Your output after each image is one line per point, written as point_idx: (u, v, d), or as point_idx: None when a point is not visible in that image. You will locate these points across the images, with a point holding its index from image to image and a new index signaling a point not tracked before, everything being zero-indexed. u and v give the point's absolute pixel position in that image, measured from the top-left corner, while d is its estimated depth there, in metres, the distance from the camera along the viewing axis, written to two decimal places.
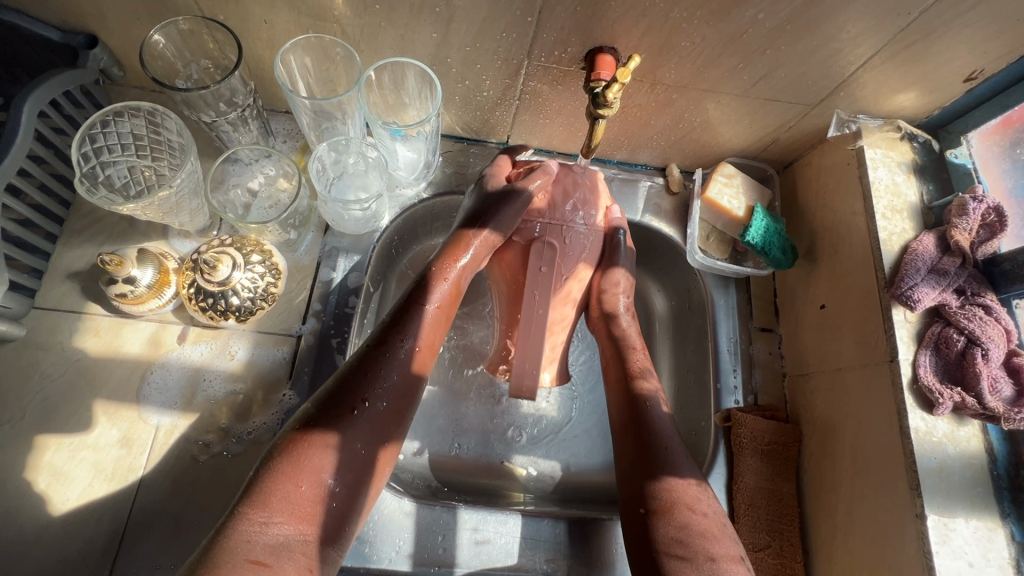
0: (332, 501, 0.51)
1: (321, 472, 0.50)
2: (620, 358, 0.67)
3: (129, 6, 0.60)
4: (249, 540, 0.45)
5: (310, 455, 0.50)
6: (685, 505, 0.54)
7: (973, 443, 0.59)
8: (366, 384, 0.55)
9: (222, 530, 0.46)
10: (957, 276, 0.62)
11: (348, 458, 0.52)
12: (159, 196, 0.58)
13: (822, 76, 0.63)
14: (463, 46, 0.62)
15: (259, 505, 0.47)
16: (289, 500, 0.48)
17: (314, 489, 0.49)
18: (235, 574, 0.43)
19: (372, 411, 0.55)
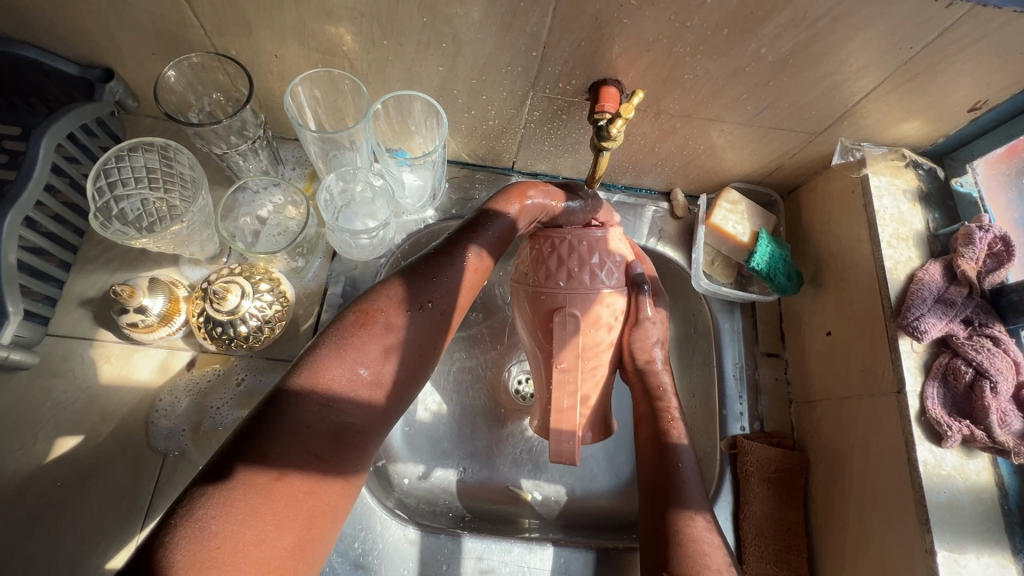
0: (386, 393, 0.47)
1: (379, 361, 0.46)
2: (652, 417, 0.63)
3: (145, 43, 0.61)
4: (305, 425, 0.42)
5: (362, 350, 0.46)
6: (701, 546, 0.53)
7: (983, 476, 0.58)
8: (427, 288, 0.50)
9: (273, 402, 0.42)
10: (964, 307, 0.61)
11: (406, 343, 0.48)
12: (172, 229, 0.59)
13: (826, 106, 0.63)
14: (469, 79, 0.63)
15: (318, 392, 0.43)
16: (347, 399, 0.44)
17: (373, 376, 0.46)
18: (293, 460, 0.40)
19: (429, 313, 0.50)
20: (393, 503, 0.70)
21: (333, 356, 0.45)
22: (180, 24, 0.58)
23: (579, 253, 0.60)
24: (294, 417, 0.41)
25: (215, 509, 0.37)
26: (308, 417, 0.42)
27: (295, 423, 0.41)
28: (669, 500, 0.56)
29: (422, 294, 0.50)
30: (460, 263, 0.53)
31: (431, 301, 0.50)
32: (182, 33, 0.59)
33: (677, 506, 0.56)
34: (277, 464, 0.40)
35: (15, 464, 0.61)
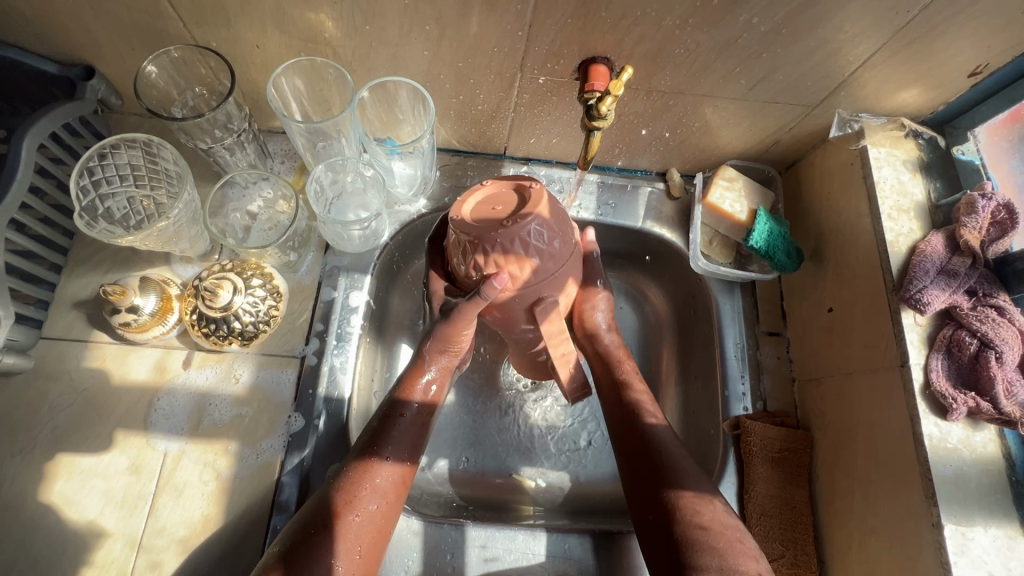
0: (387, 485, 0.54)
1: (366, 503, 0.53)
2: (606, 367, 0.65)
3: (123, 37, 0.60)
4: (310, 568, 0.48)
5: (345, 500, 0.52)
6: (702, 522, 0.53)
7: (990, 448, 0.57)
8: (413, 389, 0.59)
9: (307, 516, 0.52)
10: (968, 277, 0.60)
11: (398, 448, 0.56)
12: (158, 226, 0.58)
13: (821, 77, 0.61)
14: (455, 63, 0.61)
15: (319, 540, 0.49)
16: (343, 539, 0.50)
17: (376, 486, 0.54)
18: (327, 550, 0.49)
19: (388, 471, 0.55)
20: None
21: (328, 508, 0.52)
22: (157, 16, 0.57)
23: (527, 250, 0.54)
24: (302, 561, 0.48)
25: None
26: (313, 563, 0.48)
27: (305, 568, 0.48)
28: (659, 474, 0.56)
29: (387, 442, 0.56)
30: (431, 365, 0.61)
31: (391, 451, 0.56)
32: (159, 26, 0.58)
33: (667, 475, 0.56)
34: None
35: (15, 468, 0.61)
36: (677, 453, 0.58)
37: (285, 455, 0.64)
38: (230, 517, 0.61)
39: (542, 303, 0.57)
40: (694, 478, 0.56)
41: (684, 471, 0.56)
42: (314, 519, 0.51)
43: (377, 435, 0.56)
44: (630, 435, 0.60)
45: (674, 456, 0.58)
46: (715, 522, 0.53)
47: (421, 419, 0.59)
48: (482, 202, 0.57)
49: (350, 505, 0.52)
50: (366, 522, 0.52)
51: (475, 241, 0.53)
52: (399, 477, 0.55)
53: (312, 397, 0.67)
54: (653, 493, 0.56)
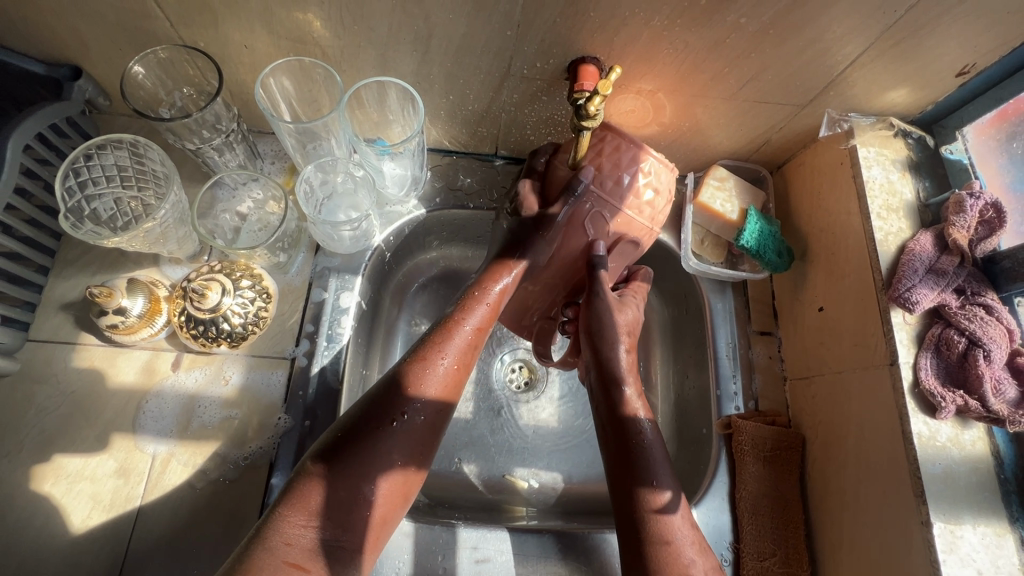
0: (422, 416, 0.53)
1: (417, 417, 0.53)
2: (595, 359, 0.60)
3: (110, 37, 0.60)
4: (368, 458, 0.50)
5: (400, 399, 0.53)
6: (665, 524, 0.51)
7: (978, 446, 0.57)
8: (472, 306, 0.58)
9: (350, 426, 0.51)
10: (956, 276, 0.61)
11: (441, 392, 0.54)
12: (144, 228, 0.58)
13: (810, 76, 0.62)
14: (445, 62, 0.61)
15: (376, 433, 0.51)
16: (400, 437, 0.51)
17: (423, 417, 0.53)
18: (362, 468, 0.49)
19: (432, 397, 0.54)
20: None
21: (381, 413, 0.52)
22: (144, 15, 0.56)
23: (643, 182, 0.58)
24: (364, 450, 0.50)
25: (308, 530, 0.47)
26: (364, 463, 0.50)
27: (362, 457, 0.50)
28: (633, 472, 0.53)
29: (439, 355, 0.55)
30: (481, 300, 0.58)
31: (444, 357, 0.55)
32: (146, 25, 0.58)
33: (640, 480, 0.53)
34: (345, 495, 0.48)
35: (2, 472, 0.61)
36: (660, 455, 0.55)
37: (275, 456, 0.64)
38: (220, 518, 0.61)
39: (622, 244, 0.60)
40: (672, 484, 0.53)
41: (658, 470, 0.53)
42: (377, 412, 0.52)
43: (426, 353, 0.55)
44: (619, 426, 0.56)
45: (655, 465, 0.54)
46: (678, 525, 0.51)
47: (440, 399, 0.54)
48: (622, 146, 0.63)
49: (402, 406, 0.52)
50: (418, 426, 0.52)
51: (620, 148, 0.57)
52: (434, 415, 0.54)
53: (302, 399, 0.66)
54: (624, 488, 0.53)
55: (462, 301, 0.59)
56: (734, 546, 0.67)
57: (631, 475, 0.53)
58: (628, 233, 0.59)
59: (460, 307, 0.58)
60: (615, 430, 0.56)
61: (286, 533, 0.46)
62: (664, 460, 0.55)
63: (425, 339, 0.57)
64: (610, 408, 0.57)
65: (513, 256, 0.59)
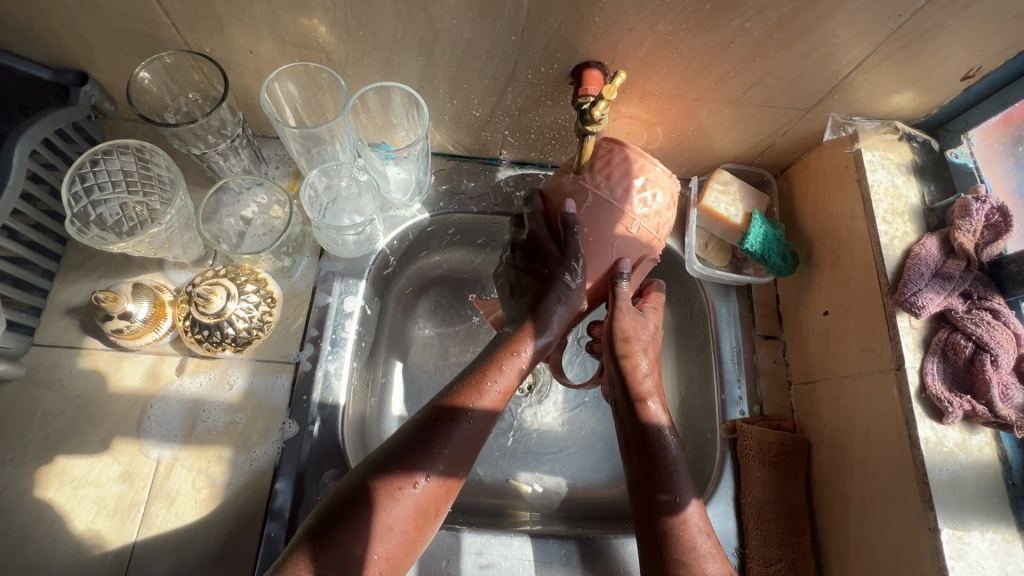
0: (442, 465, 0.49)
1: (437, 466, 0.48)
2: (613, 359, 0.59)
3: (117, 43, 0.60)
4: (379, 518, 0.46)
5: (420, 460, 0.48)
6: (687, 531, 0.50)
7: (986, 452, 0.57)
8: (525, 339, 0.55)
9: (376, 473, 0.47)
10: (962, 280, 0.60)
11: (470, 441, 0.50)
12: (149, 233, 0.58)
13: (815, 81, 0.62)
14: (449, 67, 0.61)
15: (399, 479, 0.47)
16: (415, 497, 0.47)
17: (445, 467, 0.49)
18: (380, 520, 0.46)
19: (453, 452, 0.49)
20: None
21: (405, 457, 0.48)
22: (150, 21, 0.56)
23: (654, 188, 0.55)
24: (376, 507, 0.46)
25: (308, 572, 0.43)
26: (382, 513, 0.46)
27: (371, 516, 0.46)
28: (652, 482, 0.52)
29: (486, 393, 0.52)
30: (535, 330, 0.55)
31: (493, 389, 0.52)
32: (152, 32, 0.58)
33: (660, 489, 0.52)
34: (356, 552, 0.44)
35: (6, 477, 0.61)
36: (679, 460, 0.54)
37: (279, 461, 0.64)
38: (224, 524, 0.61)
39: (643, 261, 0.59)
40: (689, 489, 0.52)
41: (677, 477, 0.52)
42: (406, 455, 0.48)
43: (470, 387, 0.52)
44: (638, 429, 0.55)
45: (674, 471, 0.53)
46: (694, 526, 0.51)
47: (481, 427, 0.52)
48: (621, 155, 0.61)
49: (430, 454, 0.48)
50: (430, 488, 0.48)
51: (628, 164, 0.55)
52: (450, 475, 0.49)
53: (306, 403, 0.66)
54: (643, 491, 0.53)
55: (494, 350, 0.54)
56: (739, 551, 0.67)
57: (651, 481, 0.52)
58: (648, 249, 0.58)
59: (489, 359, 0.54)
60: (634, 436, 0.55)
61: (292, 573, 0.43)
62: (684, 467, 0.54)
63: (454, 387, 0.53)
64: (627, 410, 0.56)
65: (540, 299, 0.56)
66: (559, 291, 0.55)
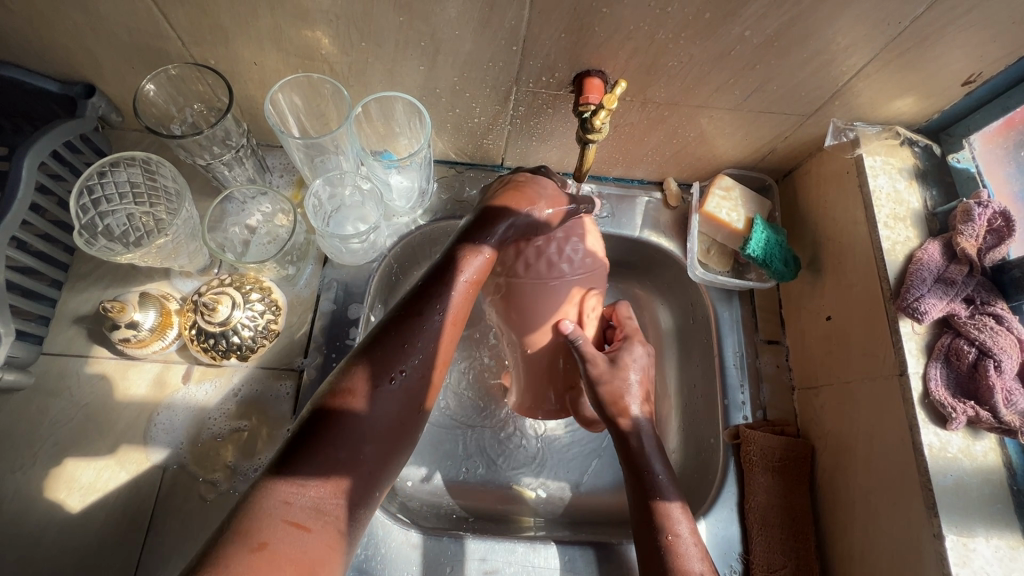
0: (410, 373, 0.49)
1: (408, 370, 0.49)
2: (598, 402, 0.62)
3: (124, 56, 0.61)
4: (341, 449, 0.44)
5: (372, 383, 0.47)
6: (670, 531, 0.55)
7: (990, 457, 0.57)
8: (473, 253, 0.53)
9: (343, 382, 0.47)
10: (965, 286, 0.60)
11: (434, 347, 0.50)
12: (156, 243, 0.59)
13: (816, 87, 0.62)
14: (451, 77, 0.62)
15: (372, 387, 0.47)
16: (394, 394, 0.48)
17: (415, 373, 0.49)
18: (357, 428, 0.45)
19: (409, 378, 0.49)
20: (395, 507, 0.69)
21: (372, 367, 0.47)
22: (157, 35, 0.57)
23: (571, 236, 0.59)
24: (337, 437, 0.45)
25: (306, 490, 0.42)
26: (360, 418, 0.46)
27: (354, 425, 0.45)
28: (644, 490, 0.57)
29: (437, 299, 0.51)
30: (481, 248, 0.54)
31: (443, 306, 0.51)
32: (159, 45, 0.59)
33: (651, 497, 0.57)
34: (342, 458, 0.44)
35: (16, 485, 0.62)
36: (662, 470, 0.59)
37: None
38: None
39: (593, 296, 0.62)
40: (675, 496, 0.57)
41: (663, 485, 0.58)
42: (372, 366, 0.47)
43: (423, 293, 0.51)
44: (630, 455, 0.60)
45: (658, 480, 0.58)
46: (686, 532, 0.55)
47: (443, 332, 0.51)
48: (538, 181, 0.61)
49: (401, 359, 0.48)
50: (386, 418, 0.47)
51: (554, 199, 0.58)
52: (405, 407, 0.48)
53: None
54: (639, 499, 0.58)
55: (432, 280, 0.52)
56: (744, 557, 0.66)
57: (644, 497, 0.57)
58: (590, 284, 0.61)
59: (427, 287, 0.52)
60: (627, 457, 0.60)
61: (283, 492, 0.42)
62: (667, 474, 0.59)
63: (417, 289, 0.52)
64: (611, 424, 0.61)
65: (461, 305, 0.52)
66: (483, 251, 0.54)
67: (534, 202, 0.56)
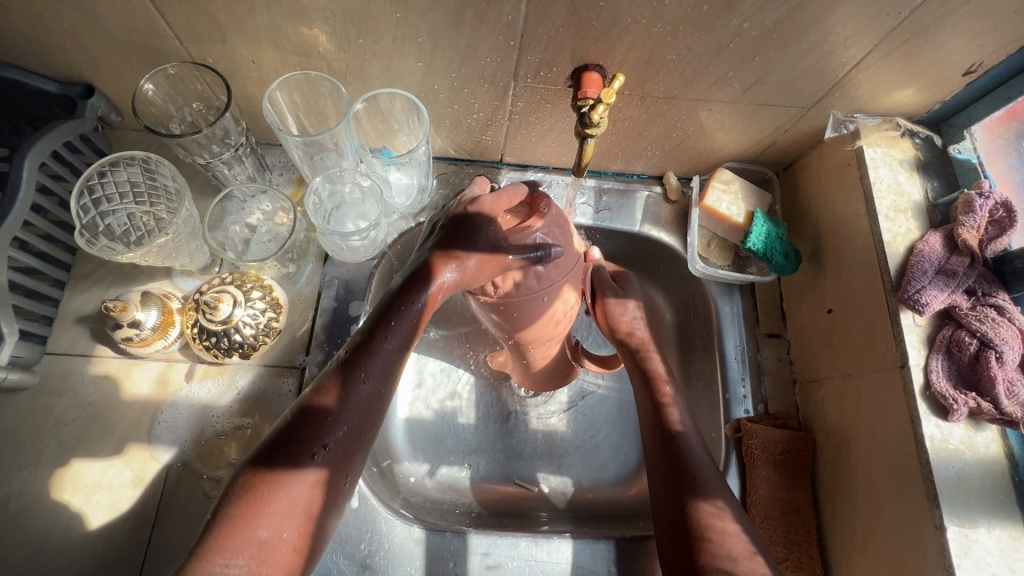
0: (342, 438, 0.44)
1: (339, 434, 0.43)
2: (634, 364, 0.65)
3: (122, 56, 0.61)
4: (279, 505, 0.40)
5: (314, 433, 0.43)
6: (721, 532, 0.50)
7: (992, 448, 0.57)
8: (417, 294, 0.46)
9: (264, 451, 0.42)
10: (966, 277, 0.60)
11: (367, 407, 0.45)
12: (157, 243, 0.59)
13: (815, 78, 0.61)
14: (449, 73, 0.62)
15: (294, 458, 0.41)
16: (320, 467, 0.42)
17: (344, 438, 0.44)
18: (280, 503, 0.40)
19: (338, 447, 0.43)
20: (398, 502, 0.70)
21: (298, 434, 0.42)
22: (155, 34, 0.57)
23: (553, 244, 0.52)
24: (275, 492, 0.41)
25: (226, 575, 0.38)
26: (281, 495, 0.41)
27: (273, 503, 0.40)
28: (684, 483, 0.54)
29: (376, 351, 0.45)
30: (430, 287, 0.46)
31: (390, 351, 0.46)
32: (157, 44, 0.59)
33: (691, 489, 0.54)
34: (264, 536, 0.40)
35: (22, 483, 0.62)
36: (705, 463, 0.56)
37: None
38: None
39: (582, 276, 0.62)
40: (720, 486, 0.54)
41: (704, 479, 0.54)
42: (298, 434, 0.42)
43: (364, 341, 0.45)
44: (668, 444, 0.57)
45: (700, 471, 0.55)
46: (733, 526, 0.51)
47: (382, 387, 0.45)
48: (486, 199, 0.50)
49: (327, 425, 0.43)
50: (313, 490, 0.42)
51: (492, 246, 0.48)
52: (335, 480, 0.43)
53: None
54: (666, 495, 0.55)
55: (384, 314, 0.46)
56: None
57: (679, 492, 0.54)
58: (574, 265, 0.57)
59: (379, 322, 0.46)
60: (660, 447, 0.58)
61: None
62: (712, 469, 0.56)
63: (356, 338, 0.46)
64: (653, 419, 0.60)
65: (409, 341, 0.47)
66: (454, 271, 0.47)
67: (462, 265, 0.47)
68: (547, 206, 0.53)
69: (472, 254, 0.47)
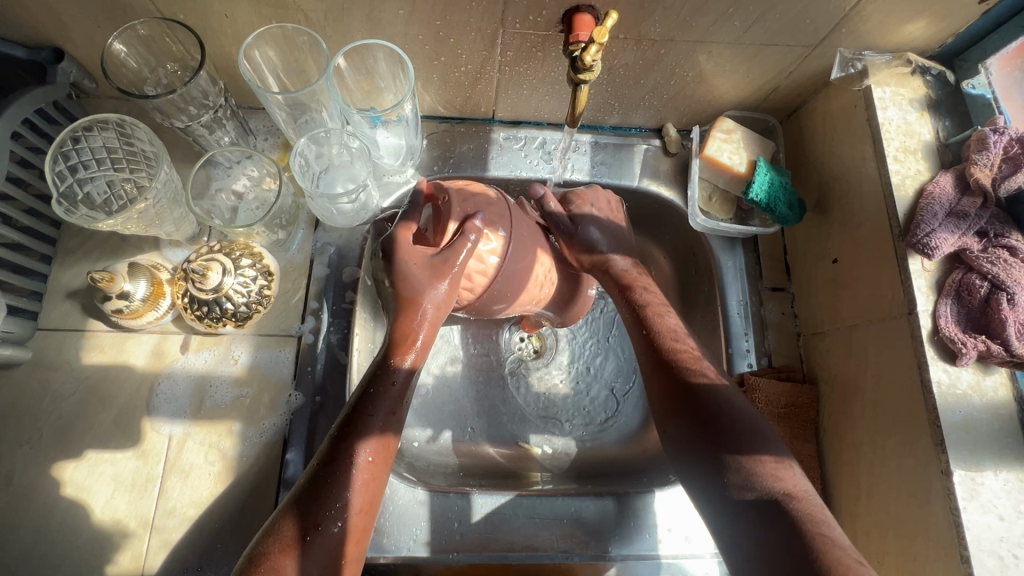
0: (335, 523, 0.45)
1: (336, 513, 0.45)
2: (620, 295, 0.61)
3: (88, 15, 0.58)
4: None
5: (299, 521, 0.44)
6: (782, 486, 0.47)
7: (1001, 392, 0.56)
8: (400, 355, 0.51)
9: (261, 540, 0.44)
10: (978, 218, 0.58)
11: (359, 484, 0.46)
12: (137, 208, 0.57)
13: (822, 13, 0.58)
14: (433, 21, 0.59)
15: (285, 545, 0.43)
16: (313, 552, 0.43)
17: (339, 521, 0.45)
18: None
19: (333, 530, 0.44)
20: (401, 467, 0.70)
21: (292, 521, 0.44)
22: None
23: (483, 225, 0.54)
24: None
25: None
26: None
27: None
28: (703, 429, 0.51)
29: (368, 420, 0.48)
30: (398, 353, 0.51)
31: (377, 411, 0.48)
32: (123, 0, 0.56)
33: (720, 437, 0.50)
34: None
35: (25, 458, 0.62)
36: (744, 411, 0.51)
37: (288, 433, 0.64)
38: (238, 494, 0.62)
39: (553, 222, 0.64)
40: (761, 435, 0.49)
41: (757, 438, 0.49)
42: (291, 520, 0.44)
43: (355, 413, 0.48)
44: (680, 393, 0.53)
45: (738, 418, 0.50)
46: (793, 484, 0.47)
47: (376, 461, 0.47)
48: (402, 236, 0.53)
49: (318, 509, 0.44)
50: None
51: (429, 267, 0.51)
52: (332, 564, 0.44)
53: (311, 373, 0.67)
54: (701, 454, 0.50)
55: (371, 389, 0.49)
56: None
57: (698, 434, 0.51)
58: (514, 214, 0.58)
59: (367, 393, 0.49)
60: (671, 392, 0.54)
61: None
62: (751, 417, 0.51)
63: (348, 413, 0.49)
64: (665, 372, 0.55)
65: (408, 378, 0.51)
66: (409, 325, 0.51)
67: (425, 295, 0.51)
68: (446, 193, 0.55)
69: (425, 284, 0.51)
